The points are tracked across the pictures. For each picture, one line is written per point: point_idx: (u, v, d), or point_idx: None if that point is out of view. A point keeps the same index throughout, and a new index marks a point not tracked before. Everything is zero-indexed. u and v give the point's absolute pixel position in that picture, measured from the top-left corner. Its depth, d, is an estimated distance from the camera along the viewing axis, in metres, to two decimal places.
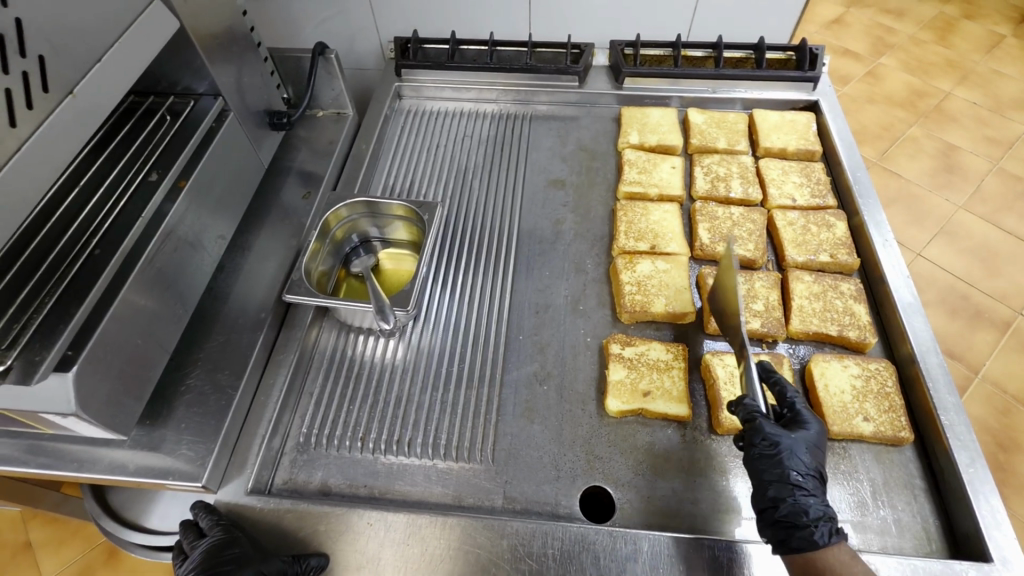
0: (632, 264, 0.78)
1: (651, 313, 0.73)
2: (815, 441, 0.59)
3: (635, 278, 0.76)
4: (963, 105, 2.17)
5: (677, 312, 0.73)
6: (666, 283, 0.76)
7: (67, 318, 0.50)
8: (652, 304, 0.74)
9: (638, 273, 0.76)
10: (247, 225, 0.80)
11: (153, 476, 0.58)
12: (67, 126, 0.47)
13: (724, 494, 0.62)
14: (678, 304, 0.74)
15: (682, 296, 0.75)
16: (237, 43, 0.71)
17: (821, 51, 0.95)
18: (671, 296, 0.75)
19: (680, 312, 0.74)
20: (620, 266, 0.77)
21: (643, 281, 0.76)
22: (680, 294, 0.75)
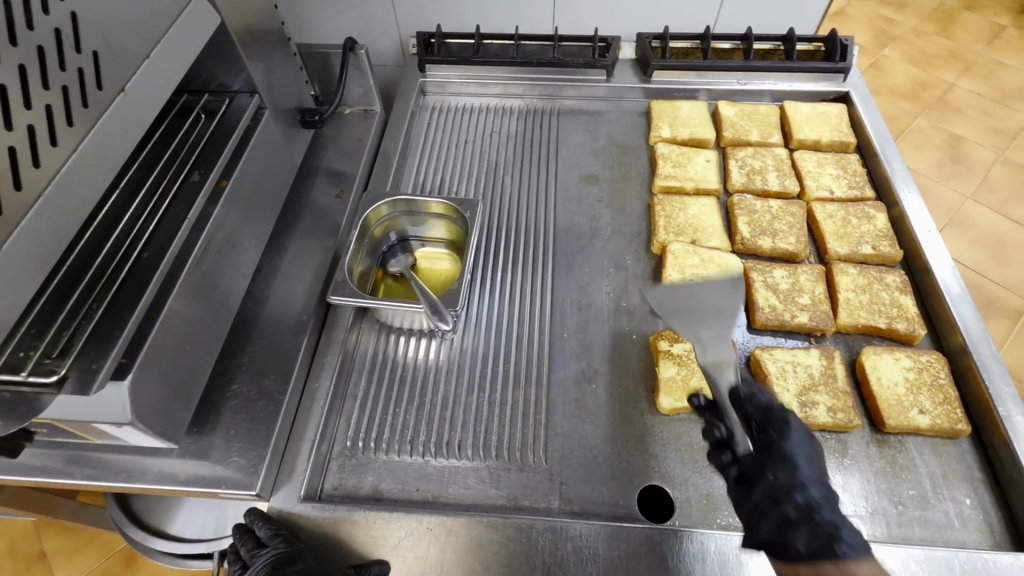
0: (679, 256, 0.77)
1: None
2: (804, 445, 0.58)
3: (684, 272, 0.75)
4: (967, 95, 2.17)
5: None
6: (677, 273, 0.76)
7: (121, 325, 0.49)
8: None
9: (689, 270, 0.76)
10: (281, 226, 0.78)
11: (205, 485, 0.57)
12: (119, 126, 0.46)
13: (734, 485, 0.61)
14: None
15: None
16: (271, 39, 0.69)
17: (851, 42, 0.95)
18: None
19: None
20: (672, 261, 0.76)
21: (691, 276, 0.75)
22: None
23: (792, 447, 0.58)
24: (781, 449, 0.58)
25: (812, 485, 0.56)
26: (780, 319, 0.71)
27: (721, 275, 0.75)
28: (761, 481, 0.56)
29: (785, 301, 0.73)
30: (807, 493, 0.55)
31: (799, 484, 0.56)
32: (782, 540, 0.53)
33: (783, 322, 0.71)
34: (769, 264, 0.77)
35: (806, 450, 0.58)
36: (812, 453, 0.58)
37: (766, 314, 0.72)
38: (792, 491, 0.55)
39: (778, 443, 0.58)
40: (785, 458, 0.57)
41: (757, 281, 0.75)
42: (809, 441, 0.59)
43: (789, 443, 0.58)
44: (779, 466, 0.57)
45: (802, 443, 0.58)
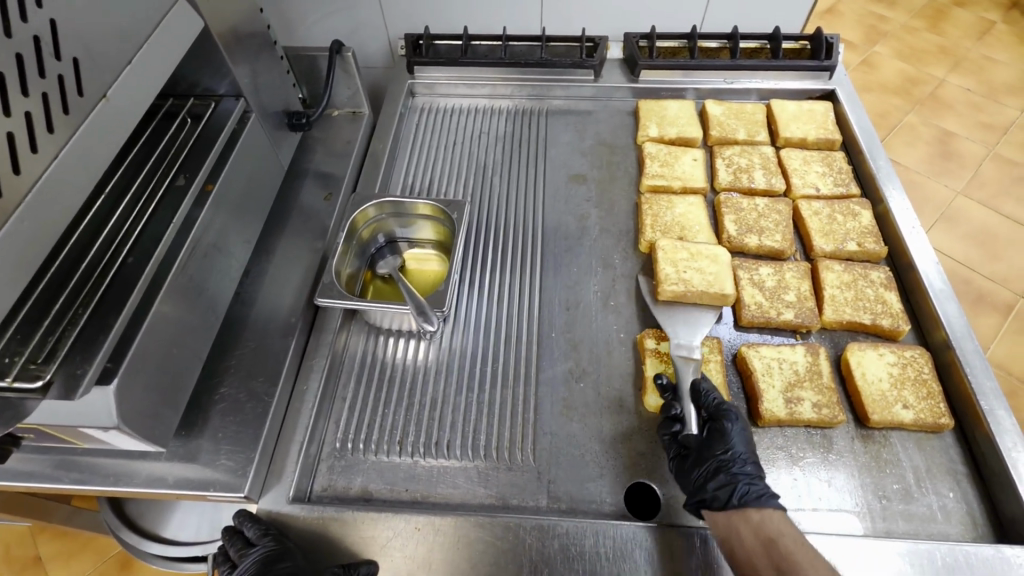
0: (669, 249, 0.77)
1: (693, 293, 0.72)
2: (743, 429, 0.61)
3: (677, 265, 0.75)
4: (957, 91, 2.19)
5: (718, 292, 0.72)
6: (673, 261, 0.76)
7: (106, 330, 0.49)
8: (695, 286, 0.73)
9: (680, 262, 0.75)
10: (269, 229, 0.78)
11: (194, 488, 0.57)
12: (100, 131, 0.46)
13: None
14: (720, 285, 0.73)
15: (720, 275, 0.74)
16: (257, 42, 0.69)
17: (837, 40, 0.95)
18: (712, 278, 0.74)
19: (721, 293, 0.72)
20: (663, 256, 0.76)
21: (684, 267, 0.75)
22: (720, 277, 0.74)
23: (735, 430, 0.61)
24: (722, 429, 0.61)
25: (748, 461, 0.59)
26: (766, 316, 0.72)
27: (712, 264, 0.76)
28: (705, 454, 0.59)
29: (770, 298, 0.74)
30: (743, 465, 0.59)
31: (736, 457, 0.59)
32: (719, 499, 0.56)
33: (769, 318, 0.72)
34: (756, 262, 0.77)
35: (745, 434, 0.61)
36: (748, 440, 0.61)
37: (752, 311, 0.72)
38: (732, 462, 0.58)
39: (720, 425, 0.61)
40: (727, 437, 0.60)
41: (744, 278, 0.76)
42: (746, 429, 0.62)
43: (731, 426, 0.61)
44: (719, 443, 0.60)
45: (744, 429, 0.62)
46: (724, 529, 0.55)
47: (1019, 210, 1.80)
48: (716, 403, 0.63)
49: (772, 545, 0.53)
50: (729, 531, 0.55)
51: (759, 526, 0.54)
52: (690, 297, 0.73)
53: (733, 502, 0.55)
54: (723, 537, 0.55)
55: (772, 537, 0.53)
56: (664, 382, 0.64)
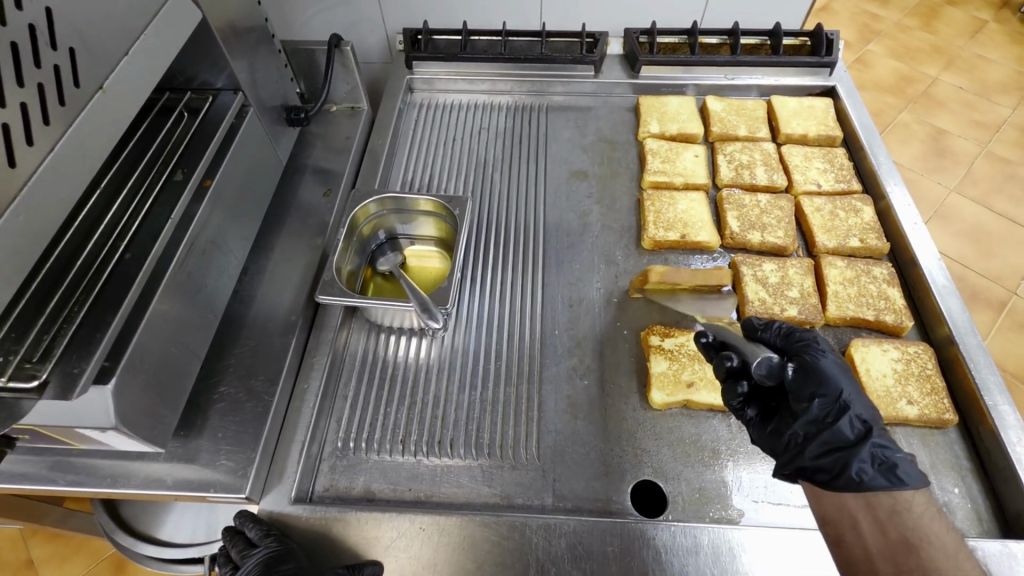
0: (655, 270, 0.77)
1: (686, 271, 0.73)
2: (836, 364, 0.57)
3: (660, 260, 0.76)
4: (951, 89, 2.20)
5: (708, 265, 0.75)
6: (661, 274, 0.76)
7: (103, 328, 0.48)
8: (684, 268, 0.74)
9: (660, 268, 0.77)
10: (268, 225, 0.77)
11: (193, 489, 0.56)
12: (97, 123, 0.45)
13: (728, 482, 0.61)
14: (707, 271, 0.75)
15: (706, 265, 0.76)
16: (254, 35, 0.68)
17: (836, 36, 0.95)
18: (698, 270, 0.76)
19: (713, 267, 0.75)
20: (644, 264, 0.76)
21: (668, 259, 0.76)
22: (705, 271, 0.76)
23: (827, 365, 0.57)
24: (813, 369, 0.56)
25: (854, 401, 0.56)
26: (770, 312, 0.72)
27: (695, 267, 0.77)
28: (795, 416, 0.56)
29: (774, 294, 0.73)
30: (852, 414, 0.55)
31: (839, 410, 0.55)
32: (828, 468, 0.54)
33: (772, 315, 0.72)
34: (759, 258, 0.77)
35: (840, 371, 0.57)
36: (844, 372, 0.57)
37: (756, 307, 0.72)
38: (836, 411, 0.55)
39: (808, 371, 0.57)
40: (820, 378, 0.56)
41: (747, 274, 0.75)
42: (839, 361, 0.58)
43: (824, 366, 0.56)
44: (811, 393, 0.56)
45: (835, 361, 0.57)
46: (837, 514, 0.55)
47: (1011, 207, 1.82)
48: (786, 339, 0.61)
49: (899, 541, 0.52)
50: (842, 518, 0.54)
51: (890, 514, 0.53)
52: (684, 272, 0.73)
53: (847, 473, 0.53)
54: (831, 521, 0.55)
55: (901, 528, 0.52)
56: (709, 340, 0.60)
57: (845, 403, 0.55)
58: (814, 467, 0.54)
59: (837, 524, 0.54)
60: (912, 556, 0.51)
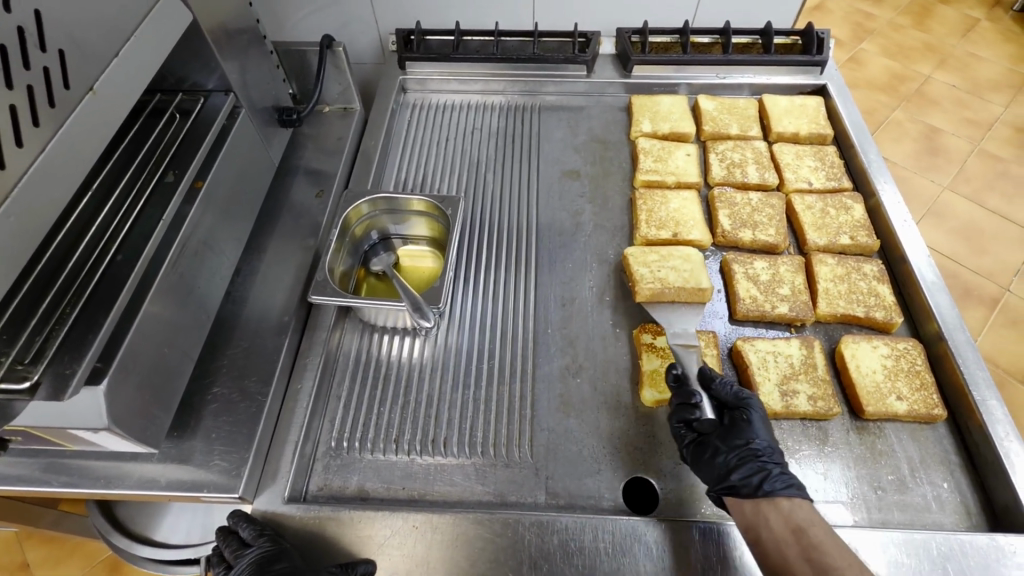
0: (643, 259, 0.76)
1: (670, 289, 0.73)
2: (764, 418, 0.62)
3: (649, 265, 0.75)
4: (943, 88, 2.21)
5: (696, 287, 0.73)
6: (647, 262, 0.76)
7: (95, 329, 0.48)
8: (672, 285, 0.74)
9: (652, 263, 0.76)
10: (260, 226, 0.77)
11: (186, 489, 0.56)
12: (87, 125, 0.45)
13: None
14: (694, 282, 0.74)
15: (696, 272, 0.75)
16: (245, 36, 0.68)
17: (827, 35, 0.96)
18: (686, 276, 0.75)
19: (699, 289, 0.73)
20: (634, 261, 0.76)
21: (658, 267, 0.75)
22: (694, 275, 0.75)
23: (757, 419, 0.61)
24: (745, 421, 0.61)
25: (772, 450, 0.60)
26: (761, 309, 0.72)
27: (686, 263, 0.76)
28: (724, 443, 0.59)
29: (765, 292, 0.74)
30: (771, 455, 0.59)
31: (761, 448, 0.59)
32: (748, 486, 0.56)
33: (763, 312, 0.72)
34: (751, 256, 0.78)
35: (768, 425, 0.62)
36: (768, 429, 0.62)
37: (747, 304, 0.73)
38: (760, 452, 0.58)
39: (743, 416, 0.61)
40: (749, 430, 0.60)
41: (739, 272, 0.76)
42: (766, 419, 0.62)
43: (754, 416, 0.61)
44: (743, 433, 0.60)
45: (763, 417, 0.62)
46: (753, 514, 0.55)
47: (1003, 204, 1.83)
48: (735, 392, 0.63)
49: (800, 534, 0.52)
50: (757, 519, 0.54)
51: (790, 514, 0.54)
52: (667, 295, 0.73)
53: (763, 489, 0.55)
54: (750, 525, 0.54)
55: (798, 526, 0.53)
56: (680, 372, 0.63)
57: (765, 444, 0.59)
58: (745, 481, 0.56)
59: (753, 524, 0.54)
60: (813, 548, 0.51)
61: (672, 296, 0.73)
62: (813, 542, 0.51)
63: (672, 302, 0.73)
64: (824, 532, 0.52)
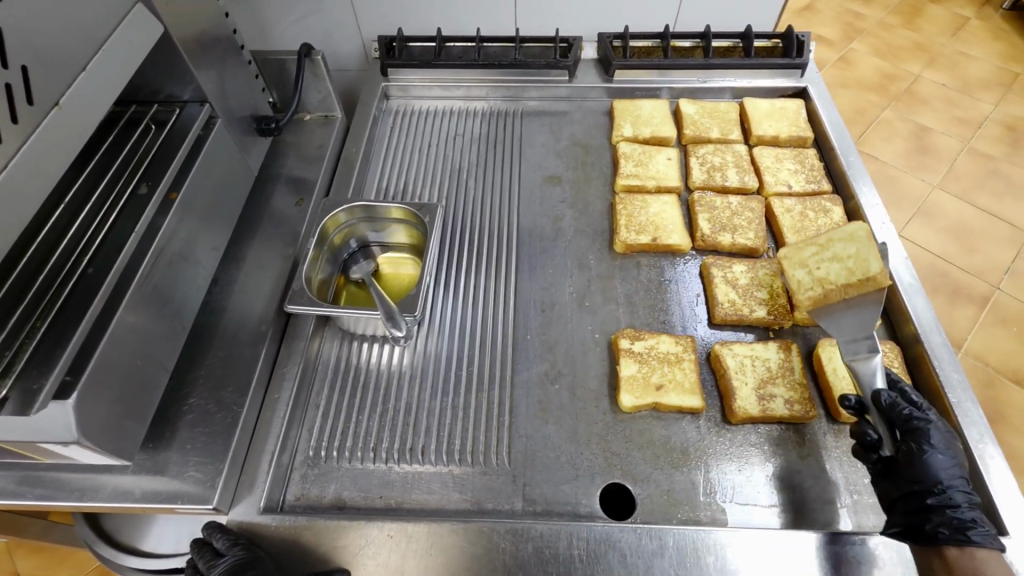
0: (794, 269, 0.70)
1: (834, 290, 0.65)
2: (945, 452, 0.56)
3: (807, 264, 0.69)
4: (933, 86, 2.22)
5: (863, 276, 0.63)
6: (807, 261, 0.69)
7: (63, 343, 0.48)
8: (834, 282, 0.65)
9: (810, 261, 0.69)
10: (240, 235, 0.77)
11: (161, 501, 0.56)
12: (52, 140, 0.45)
13: (697, 484, 0.61)
14: (863, 266, 0.64)
15: (862, 257, 0.64)
16: (221, 46, 0.68)
17: (807, 38, 0.96)
18: (852, 262, 0.65)
19: (868, 276, 0.63)
20: (790, 264, 0.71)
21: (817, 264, 0.68)
22: (861, 257, 0.65)
23: (934, 456, 0.56)
24: (919, 458, 0.56)
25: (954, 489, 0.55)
26: (739, 314, 0.73)
27: (848, 244, 0.66)
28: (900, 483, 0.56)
29: (743, 295, 0.74)
30: (954, 496, 0.55)
31: (941, 485, 0.55)
32: (917, 531, 0.54)
33: (742, 316, 0.72)
34: (729, 259, 0.78)
35: (950, 456, 0.56)
36: (954, 463, 0.56)
37: (725, 308, 0.73)
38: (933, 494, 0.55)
39: (915, 450, 0.57)
40: (924, 468, 0.56)
41: (718, 276, 0.76)
42: (951, 451, 0.57)
43: (930, 455, 0.56)
44: (919, 472, 0.56)
45: (944, 451, 0.56)
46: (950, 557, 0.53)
47: (993, 203, 1.83)
48: (908, 416, 0.58)
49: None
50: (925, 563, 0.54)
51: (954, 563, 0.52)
52: (835, 296, 0.65)
53: (933, 536, 0.53)
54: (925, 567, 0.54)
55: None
56: (852, 403, 0.60)
57: (951, 479, 0.55)
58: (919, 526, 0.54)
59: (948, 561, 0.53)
60: None
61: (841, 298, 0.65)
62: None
63: (845, 301, 0.65)
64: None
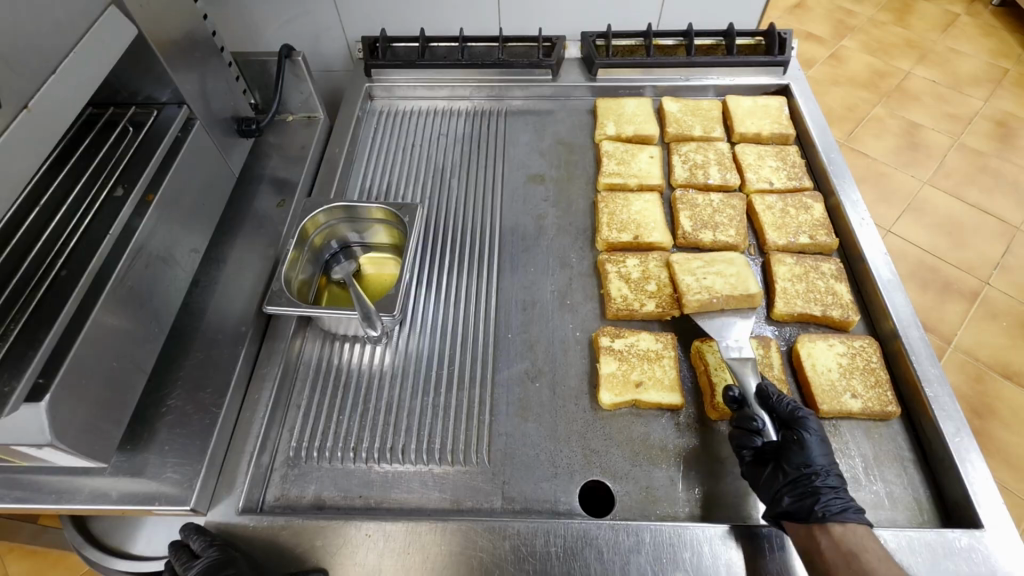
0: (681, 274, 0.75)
1: (719, 299, 0.71)
2: (821, 437, 0.60)
3: (694, 273, 0.75)
4: (923, 83, 2.22)
5: (744, 293, 0.72)
6: (694, 271, 0.75)
7: (35, 345, 0.48)
8: (718, 292, 0.72)
9: (697, 271, 0.75)
10: (220, 237, 0.77)
11: (139, 502, 0.57)
12: (21, 143, 0.45)
13: (676, 481, 0.62)
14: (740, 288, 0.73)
15: (743, 276, 0.74)
16: (200, 49, 0.68)
17: (790, 35, 0.96)
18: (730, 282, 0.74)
19: (748, 294, 0.72)
20: (678, 270, 0.76)
21: (703, 274, 0.74)
22: (741, 277, 0.74)
23: (811, 441, 0.60)
24: (804, 445, 0.59)
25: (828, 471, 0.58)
26: (630, 308, 0.73)
27: (729, 266, 0.75)
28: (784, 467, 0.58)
29: (634, 289, 0.75)
30: (827, 477, 0.58)
31: (818, 469, 0.58)
32: (801, 510, 0.55)
33: (633, 310, 0.73)
34: (623, 254, 0.79)
35: (823, 443, 0.60)
36: (827, 449, 0.60)
37: (617, 303, 0.74)
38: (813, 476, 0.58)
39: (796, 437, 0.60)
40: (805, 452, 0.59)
41: (612, 271, 0.77)
42: (823, 437, 0.61)
43: (808, 439, 0.60)
44: (797, 456, 0.59)
45: (820, 437, 0.60)
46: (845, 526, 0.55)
47: (983, 198, 1.84)
48: (790, 408, 0.62)
49: (852, 556, 0.52)
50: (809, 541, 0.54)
51: (841, 539, 0.53)
52: (716, 304, 0.71)
53: (815, 513, 0.55)
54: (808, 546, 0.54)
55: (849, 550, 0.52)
56: (738, 394, 0.62)
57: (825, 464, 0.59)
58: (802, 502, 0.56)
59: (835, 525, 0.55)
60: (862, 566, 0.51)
61: (720, 306, 0.71)
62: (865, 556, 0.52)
63: (721, 310, 0.71)
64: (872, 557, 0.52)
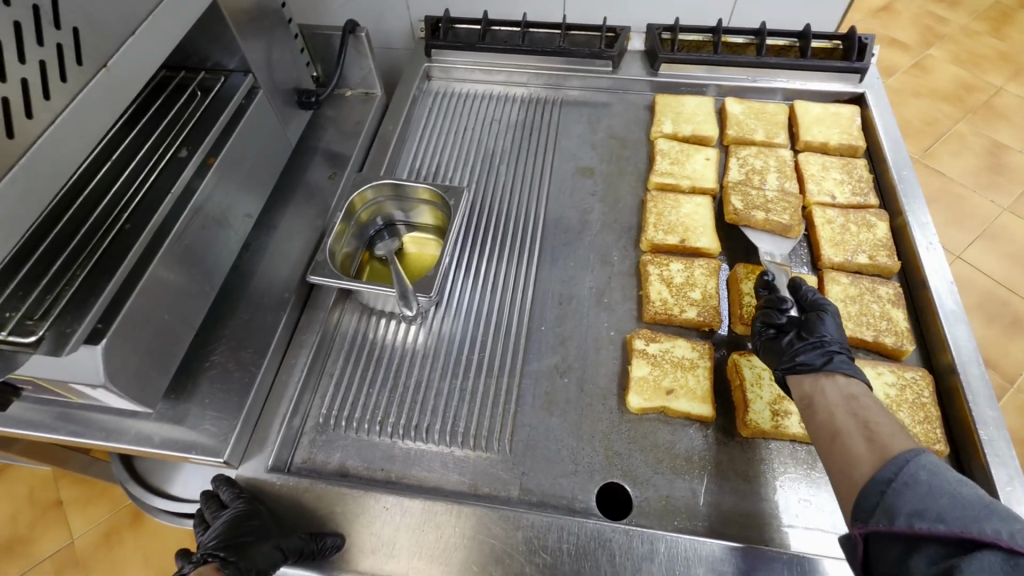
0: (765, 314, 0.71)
1: None
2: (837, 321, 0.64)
3: None
4: (1016, 101, 2.05)
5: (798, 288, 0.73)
6: None
7: (97, 291, 0.51)
8: None
9: None
10: (273, 204, 0.80)
11: (177, 449, 0.60)
12: (98, 100, 0.48)
13: (697, 494, 0.60)
14: None
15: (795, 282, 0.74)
16: (269, 19, 0.70)
17: (870, 41, 0.90)
18: None
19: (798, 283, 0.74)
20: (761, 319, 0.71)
21: None
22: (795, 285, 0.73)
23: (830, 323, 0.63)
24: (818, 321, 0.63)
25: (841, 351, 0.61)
26: (668, 313, 0.72)
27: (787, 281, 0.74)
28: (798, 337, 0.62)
29: (676, 295, 0.73)
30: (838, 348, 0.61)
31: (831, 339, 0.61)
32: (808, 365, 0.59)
33: (670, 316, 0.72)
34: (668, 257, 0.77)
35: (840, 328, 0.63)
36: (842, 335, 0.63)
37: (655, 307, 0.72)
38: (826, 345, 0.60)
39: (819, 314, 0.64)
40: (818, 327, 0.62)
41: (654, 273, 0.75)
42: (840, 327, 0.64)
43: (827, 318, 0.63)
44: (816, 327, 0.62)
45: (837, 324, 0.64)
46: (811, 387, 0.58)
47: None
48: (813, 298, 0.66)
49: (853, 401, 0.55)
50: (815, 387, 0.58)
51: (844, 387, 0.57)
52: None
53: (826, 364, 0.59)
54: (807, 394, 0.58)
55: (852, 395, 0.56)
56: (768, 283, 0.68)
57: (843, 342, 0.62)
58: (804, 364, 0.59)
59: (811, 394, 0.58)
60: (858, 407, 0.54)
61: None
62: (865, 422, 0.52)
63: None
64: (874, 402, 0.55)
